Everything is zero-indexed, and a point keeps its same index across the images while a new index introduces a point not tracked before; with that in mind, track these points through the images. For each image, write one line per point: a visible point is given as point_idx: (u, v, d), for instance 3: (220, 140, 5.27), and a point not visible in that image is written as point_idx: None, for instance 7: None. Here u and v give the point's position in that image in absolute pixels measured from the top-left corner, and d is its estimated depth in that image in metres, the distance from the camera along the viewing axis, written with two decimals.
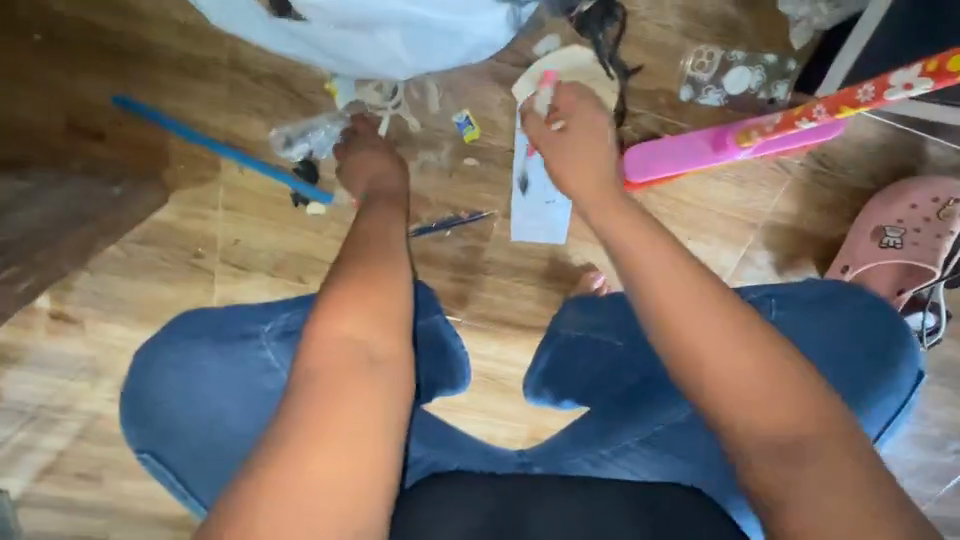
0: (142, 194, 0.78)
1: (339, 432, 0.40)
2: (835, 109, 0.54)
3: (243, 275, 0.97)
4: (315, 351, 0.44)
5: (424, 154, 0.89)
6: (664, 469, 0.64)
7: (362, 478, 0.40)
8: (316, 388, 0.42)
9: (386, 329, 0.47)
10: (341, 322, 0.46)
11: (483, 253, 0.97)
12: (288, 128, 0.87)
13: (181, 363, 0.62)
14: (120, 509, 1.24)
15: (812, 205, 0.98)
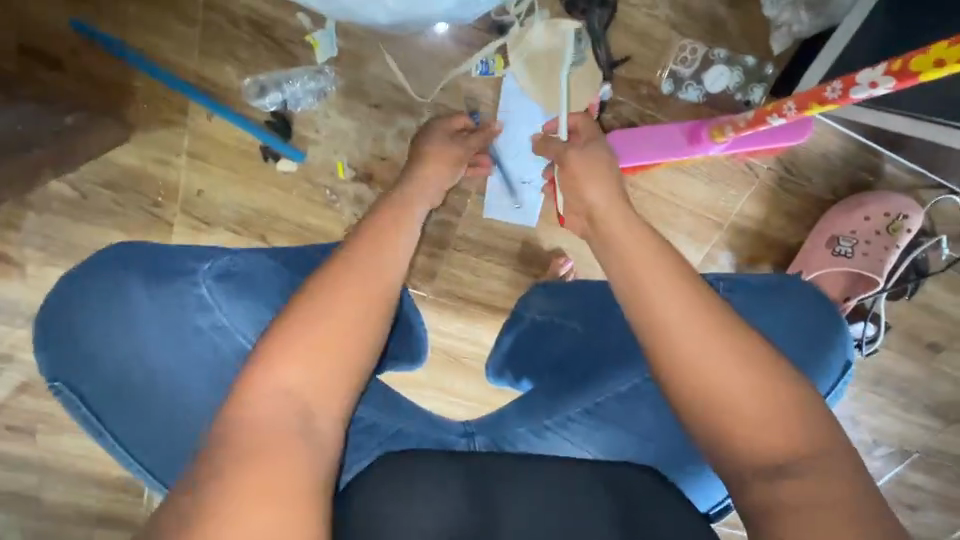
0: (96, 128, 0.74)
1: (267, 491, 0.41)
2: (804, 104, 0.56)
3: (205, 229, 0.93)
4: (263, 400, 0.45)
5: (403, 121, 0.88)
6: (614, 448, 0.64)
7: (305, 490, 0.42)
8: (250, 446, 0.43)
9: (334, 385, 0.47)
10: (291, 369, 0.46)
11: (456, 228, 0.97)
12: (263, 78, 0.84)
13: (108, 296, 0.59)
14: (55, 466, 1.19)
15: (775, 210, 1.02)
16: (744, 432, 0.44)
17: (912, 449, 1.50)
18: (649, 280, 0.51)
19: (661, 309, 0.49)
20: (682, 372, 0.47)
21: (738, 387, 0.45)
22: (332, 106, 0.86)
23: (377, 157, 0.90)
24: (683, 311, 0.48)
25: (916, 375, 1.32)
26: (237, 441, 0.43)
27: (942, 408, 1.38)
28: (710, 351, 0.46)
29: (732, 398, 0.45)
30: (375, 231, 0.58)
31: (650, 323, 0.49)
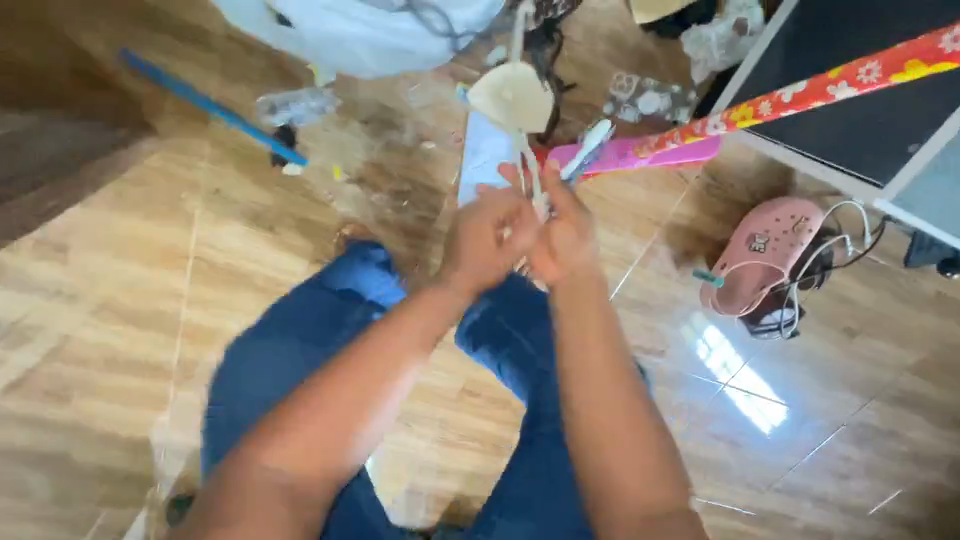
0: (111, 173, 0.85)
1: (256, 520, 0.54)
2: (682, 137, 0.81)
3: (222, 221, 1.13)
4: (257, 464, 0.56)
5: (389, 134, 1.06)
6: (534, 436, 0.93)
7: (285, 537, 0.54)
8: (247, 487, 0.55)
9: (344, 436, 0.59)
10: (281, 455, 0.56)
11: (434, 223, 1.15)
12: (272, 98, 1.01)
13: (268, 339, 0.89)
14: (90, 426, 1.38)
15: (704, 211, 1.21)
16: (621, 475, 0.59)
17: (840, 422, 1.71)
18: (591, 348, 0.64)
19: (587, 369, 0.63)
20: (588, 418, 0.61)
21: (629, 450, 0.59)
22: (330, 120, 1.04)
23: (368, 163, 1.08)
24: (602, 380, 0.63)
25: (837, 355, 1.52)
26: (275, 440, 0.57)
27: (861, 384, 1.59)
28: (613, 411, 0.61)
29: (623, 458, 0.59)
30: (410, 315, 0.65)
31: (570, 392, 0.63)
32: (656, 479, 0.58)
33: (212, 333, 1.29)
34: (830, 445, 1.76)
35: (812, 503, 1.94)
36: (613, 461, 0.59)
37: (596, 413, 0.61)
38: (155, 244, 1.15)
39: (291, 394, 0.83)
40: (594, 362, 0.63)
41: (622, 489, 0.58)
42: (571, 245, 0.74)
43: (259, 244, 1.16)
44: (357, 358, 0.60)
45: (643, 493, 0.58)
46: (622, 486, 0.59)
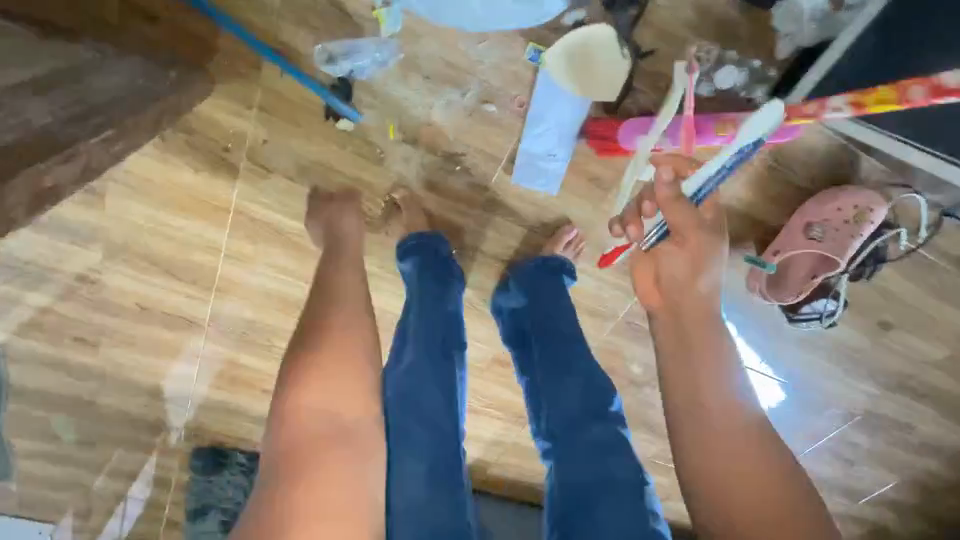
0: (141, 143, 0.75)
1: (307, 490, 0.57)
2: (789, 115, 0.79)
3: (266, 174, 1.08)
4: (290, 422, 0.64)
5: (450, 92, 1.00)
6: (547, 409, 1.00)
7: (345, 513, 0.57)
8: (280, 472, 0.59)
9: (353, 398, 0.67)
10: (313, 398, 0.65)
11: (485, 190, 1.12)
12: (331, 46, 0.94)
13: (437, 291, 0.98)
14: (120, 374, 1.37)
15: (761, 195, 1.18)
16: (733, 471, 0.62)
17: (856, 412, 1.73)
18: (695, 354, 0.70)
19: (698, 374, 0.69)
20: (687, 406, 0.68)
21: (738, 444, 0.63)
22: (389, 74, 0.98)
23: (425, 123, 1.03)
24: (717, 377, 0.68)
25: (867, 347, 1.52)
26: (287, 448, 0.61)
27: (885, 377, 1.60)
28: (725, 409, 0.66)
29: (730, 446, 0.63)
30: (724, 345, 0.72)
31: (687, 402, 0.68)
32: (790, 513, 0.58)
33: (247, 287, 1.26)
34: (843, 433, 1.79)
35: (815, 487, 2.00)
36: (744, 484, 0.61)
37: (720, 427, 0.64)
38: (196, 194, 1.11)
39: (442, 399, 0.84)
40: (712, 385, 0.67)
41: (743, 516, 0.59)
42: (682, 275, 0.75)
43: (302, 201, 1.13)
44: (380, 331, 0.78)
45: (762, 483, 0.60)
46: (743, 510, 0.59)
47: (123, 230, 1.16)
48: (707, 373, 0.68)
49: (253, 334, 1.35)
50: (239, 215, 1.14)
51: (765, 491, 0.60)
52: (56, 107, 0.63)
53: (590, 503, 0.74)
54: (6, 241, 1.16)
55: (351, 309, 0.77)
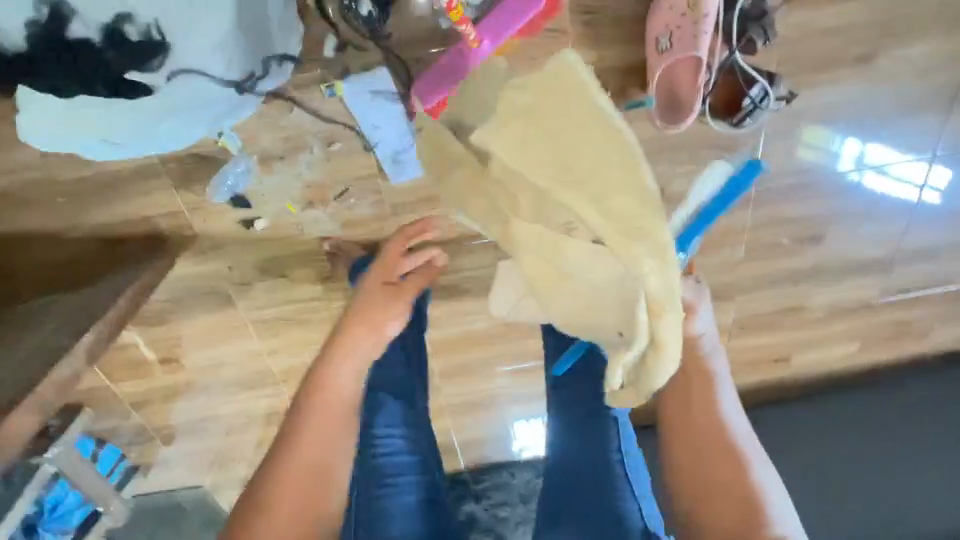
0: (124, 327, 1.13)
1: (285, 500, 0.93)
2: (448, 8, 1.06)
3: (250, 287, 1.43)
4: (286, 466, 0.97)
5: (304, 156, 1.23)
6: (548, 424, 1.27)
7: (308, 491, 0.95)
8: (279, 491, 0.94)
9: (304, 477, 0.96)
10: (307, 440, 1.00)
11: (385, 200, 1.31)
12: (213, 183, 1.23)
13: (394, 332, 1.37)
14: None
15: (603, 45, 1.17)
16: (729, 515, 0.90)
17: (929, 156, 1.44)
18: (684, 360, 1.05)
19: (698, 417, 0.99)
20: (698, 482, 0.95)
21: (722, 473, 0.94)
22: (260, 174, 1.24)
23: (306, 187, 1.27)
24: (706, 400, 1.01)
25: (862, 90, 1.32)
26: (268, 478, 0.96)
27: (919, 101, 1.35)
28: (713, 434, 0.97)
29: (725, 504, 0.91)
30: (694, 372, 1.03)
31: (708, 402, 1.00)
32: (747, 495, 0.91)
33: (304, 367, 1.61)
34: (936, 184, 1.49)
35: None
36: (696, 491, 0.95)
37: (715, 437, 0.97)
38: (225, 328, 1.51)
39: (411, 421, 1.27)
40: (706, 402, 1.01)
41: (700, 497, 0.94)
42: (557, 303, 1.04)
43: (285, 289, 1.45)
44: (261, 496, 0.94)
45: (735, 506, 0.91)
46: (707, 500, 0.93)
47: (210, 375, 1.61)
48: (700, 387, 1.02)
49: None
50: (258, 323, 1.50)
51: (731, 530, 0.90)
52: (70, 331, 1.05)
53: (559, 521, 1.10)
54: (160, 420, 1.70)
55: (300, 435, 1.00)
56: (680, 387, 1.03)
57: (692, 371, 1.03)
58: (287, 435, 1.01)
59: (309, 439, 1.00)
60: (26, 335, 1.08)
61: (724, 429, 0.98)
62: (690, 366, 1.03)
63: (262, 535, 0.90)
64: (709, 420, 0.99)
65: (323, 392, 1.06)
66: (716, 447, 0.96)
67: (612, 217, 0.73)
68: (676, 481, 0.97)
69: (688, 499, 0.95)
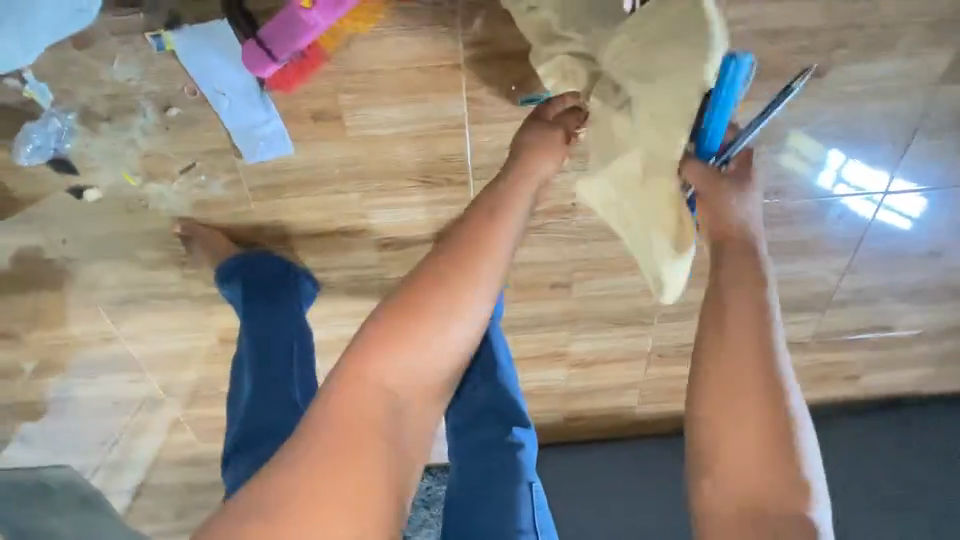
0: None
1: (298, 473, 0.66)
2: None
3: (91, 265, 1.24)
4: (335, 397, 0.72)
5: (136, 120, 1.02)
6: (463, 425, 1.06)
7: (363, 439, 0.70)
8: (311, 445, 0.69)
9: (367, 425, 0.71)
10: (360, 377, 0.73)
11: (242, 182, 1.12)
12: (23, 140, 1.02)
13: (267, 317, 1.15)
14: (158, 453, 1.73)
15: (498, 23, 0.96)
16: (740, 485, 0.67)
17: (881, 190, 1.27)
18: (728, 261, 0.77)
19: (727, 343, 0.73)
20: (718, 427, 0.70)
21: (748, 432, 0.69)
22: (83, 136, 1.04)
23: (143, 156, 1.07)
24: (746, 339, 0.72)
25: (809, 108, 1.13)
26: (319, 410, 0.71)
27: (875, 129, 1.17)
28: (751, 367, 0.71)
29: (741, 470, 0.68)
30: (749, 280, 0.75)
31: (727, 343, 0.73)
32: (776, 458, 0.67)
33: (167, 356, 1.44)
34: (886, 223, 1.33)
35: (908, 303, 1.51)
36: (731, 447, 0.69)
37: (743, 378, 0.71)
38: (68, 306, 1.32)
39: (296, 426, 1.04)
40: (744, 330, 0.73)
41: (733, 464, 0.68)
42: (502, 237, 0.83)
43: (134, 271, 1.26)
44: (313, 420, 0.71)
45: (758, 467, 0.67)
46: (735, 464, 0.68)
47: (59, 355, 1.43)
48: (743, 308, 0.74)
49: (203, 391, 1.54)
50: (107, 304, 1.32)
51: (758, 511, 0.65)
52: None
53: None
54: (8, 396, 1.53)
55: (351, 376, 0.73)
56: (715, 303, 0.76)
57: (718, 303, 0.76)
58: (347, 364, 0.74)
59: (358, 396, 0.72)
60: None
61: (749, 364, 0.71)
62: (729, 301, 0.75)
63: (299, 510, 0.64)
64: (746, 353, 0.72)
65: (425, 320, 0.77)
66: (739, 395, 0.70)
67: (659, 95, 0.72)
68: (701, 445, 0.71)
69: (715, 461, 0.69)
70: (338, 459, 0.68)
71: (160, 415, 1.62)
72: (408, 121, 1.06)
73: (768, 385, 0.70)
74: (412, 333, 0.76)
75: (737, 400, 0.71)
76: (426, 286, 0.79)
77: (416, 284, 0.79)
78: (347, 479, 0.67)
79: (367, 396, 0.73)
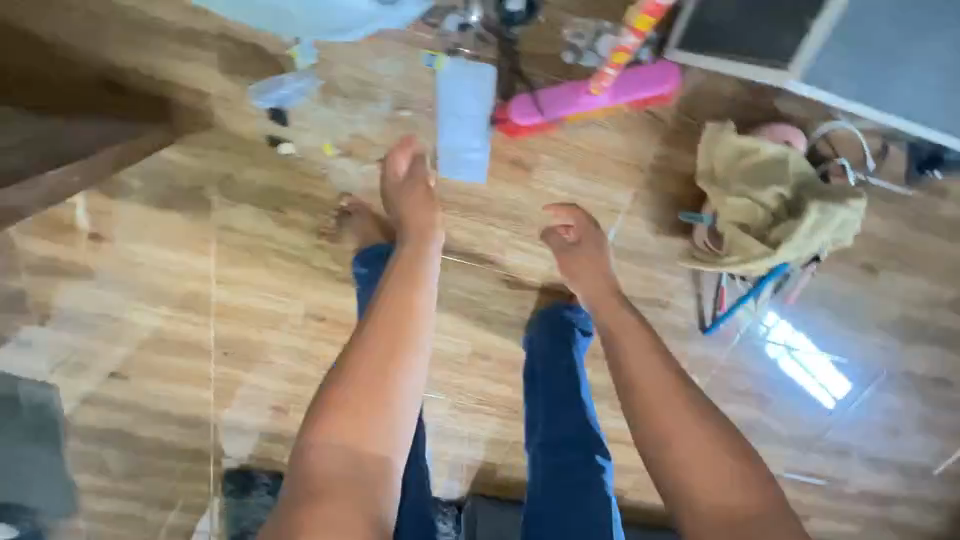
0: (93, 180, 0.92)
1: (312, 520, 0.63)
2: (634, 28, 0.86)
3: (235, 204, 1.27)
4: (315, 454, 0.69)
5: (369, 106, 1.15)
6: (548, 437, 1.20)
7: (349, 469, 0.68)
8: (311, 493, 0.66)
9: (362, 434, 0.70)
10: (333, 426, 0.70)
11: (421, 187, 1.25)
12: (262, 84, 1.11)
13: None
14: (160, 402, 1.63)
15: (684, 150, 1.22)
16: (710, 509, 0.74)
17: (878, 371, 1.60)
18: (620, 343, 0.93)
19: (659, 414, 0.82)
20: (671, 469, 0.79)
21: (698, 468, 0.77)
22: (314, 101, 1.14)
23: (354, 136, 1.18)
24: (654, 372, 0.87)
25: (858, 293, 1.45)
26: (299, 462, 0.69)
27: (892, 324, 1.51)
28: (659, 395, 0.84)
29: (711, 506, 0.74)
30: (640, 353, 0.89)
31: (639, 396, 0.85)
32: (745, 482, 0.75)
33: (245, 308, 1.45)
34: (872, 397, 1.65)
35: (863, 468, 1.82)
36: (706, 479, 0.76)
37: (677, 431, 0.80)
38: (179, 232, 1.31)
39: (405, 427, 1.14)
40: (656, 374, 0.86)
41: (702, 484, 0.76)
42: (432, 269, 0.89)
43: (270, 224, 1.31)
44: (304, 470, 0.68)
45: (722, 481, 0.75)
46: (710, 488, 0.75)
47: (132, 273, 1.38)
48: (655, 367, 0.87)
49: (252, 350, 1.52)
50: (221, 243, 1.33)
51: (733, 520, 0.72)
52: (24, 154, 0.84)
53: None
54: None
55: (351, 404, 0.71)
56: (637, 386, 0.86)
57: (628, 368, 0.89)
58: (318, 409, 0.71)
59: (382, 418, 0.72)
60: None
61: (677, 405, 0.82)
62: (639, 370, 0.87)
63: None
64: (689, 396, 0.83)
65: (408, 347, 0.76)
66: (698, 447, 0.78)
67: (830, 192, 1.11)
68: (674, 485, 0.78)
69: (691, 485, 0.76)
70: (344, 496, 0.66)
71: (189, 362, 1.55)
72: (579, 192, 1.26)
73: (708, 430, 0.79)
74: (397, 360, 0.74)
75: (687, 441, 0.79)
76: (368, 342, 0.75)
77: (408, 281, 0.84)
78: (337, 510, 0.65)
79: (369, 417, 0.71)
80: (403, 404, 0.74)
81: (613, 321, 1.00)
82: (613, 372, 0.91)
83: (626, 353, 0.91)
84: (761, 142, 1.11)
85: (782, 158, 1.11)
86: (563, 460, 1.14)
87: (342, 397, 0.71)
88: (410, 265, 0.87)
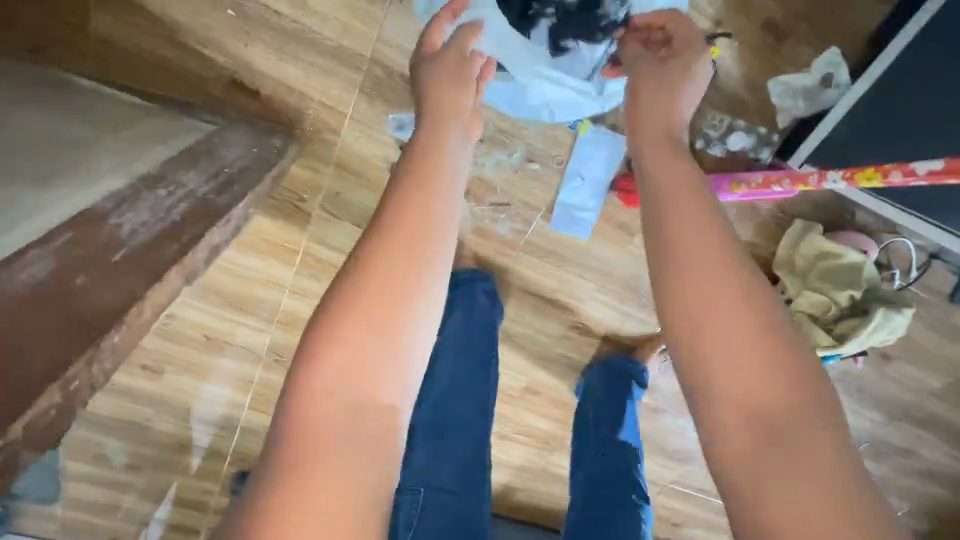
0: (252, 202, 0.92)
1: (319, 475, 0.45)
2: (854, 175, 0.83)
3: (332, 222, 1.20)
4: (306, 404, 0.48)
5: (499, 153, 1.19)
6: (591, 474, 1.18)
7: (363, 413, 0.49)
8: (312, 443, 0.47)
9: (362, 364, 0.51)
10: (327, 360, 0.50)
11: (525, 235, 1.27)
12: (403, 116, 1.12)
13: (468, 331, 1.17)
14: None
15: (767, 239, 1.33)
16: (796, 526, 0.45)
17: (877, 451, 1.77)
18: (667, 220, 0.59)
19: (710, 293, 0.54)
20: (761, 447, 0.48)
21: (804, 444, 0.47)
22: None
23: (477, 178, 1.20)
24: (723, 296, 0.53)
25: (880, 382, 1.60)
26: (287, 407, 0.49)
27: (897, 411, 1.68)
28: (750, 354, 0.51)
29: (801, 450, 0.47)
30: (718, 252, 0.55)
31: (688, 319, 0.54)
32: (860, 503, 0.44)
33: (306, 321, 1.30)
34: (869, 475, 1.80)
35: None
36: (801, 471, 0.46)
37: (730, 369, 0.51)
38: (261, 241, 1.21)
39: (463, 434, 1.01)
40: (707, 269, 0.55)
41: (793, 515, 0.45)
42: (454, 152, 0.67)
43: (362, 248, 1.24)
44: (305, 426, 0.48)
45: (780, 408, 0.49)
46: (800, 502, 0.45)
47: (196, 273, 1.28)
48: (725, 303, 0.53)
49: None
50: (306, 256, 1.23)
51: (774, 430, 0.48)
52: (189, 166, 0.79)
53: None
54: None
55: (331, 335, 0.51)
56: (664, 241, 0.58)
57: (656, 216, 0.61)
58: (320, 331, 0.51)
59: (364, 336, 0.51)
60: (120, 134, 0.79)
61: (788, 356, 0.51)
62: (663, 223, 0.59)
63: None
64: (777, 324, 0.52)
65: (383, 273, 0.54)
66: (761, 365, 0.50)
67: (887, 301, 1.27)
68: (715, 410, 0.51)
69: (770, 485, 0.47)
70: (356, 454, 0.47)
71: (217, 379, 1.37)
72: None
73: (798, 377, 0.50)
74: (389, 278, 0.53)
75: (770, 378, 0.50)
76: (387, 219, 0.57)
77: (414, 180, 0.61)
78: (342, 466, 0.46)
79: (378, 345, 0.51)
80: (373, 293, 0.52)
81: (651, 195, 0.63)
82: (657, 278, 0.58)
83: (670, 232, 0.58)
84: (845, 249, 1.24)
85: (857, 267, 1.24)
86: (599, 497, 1.11)
87: (327, 312, 0.52)
88: (439, 147, 0.66)
